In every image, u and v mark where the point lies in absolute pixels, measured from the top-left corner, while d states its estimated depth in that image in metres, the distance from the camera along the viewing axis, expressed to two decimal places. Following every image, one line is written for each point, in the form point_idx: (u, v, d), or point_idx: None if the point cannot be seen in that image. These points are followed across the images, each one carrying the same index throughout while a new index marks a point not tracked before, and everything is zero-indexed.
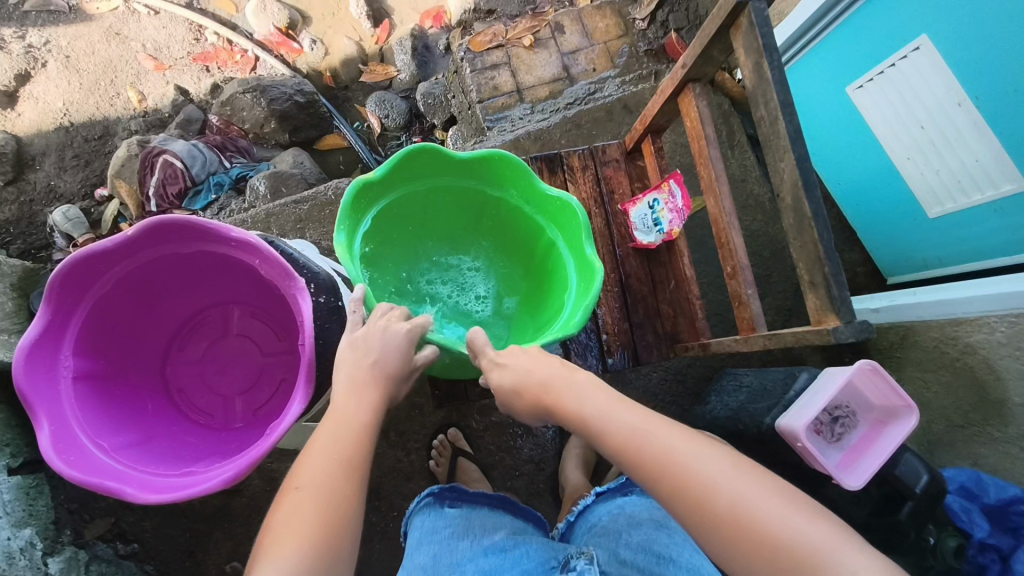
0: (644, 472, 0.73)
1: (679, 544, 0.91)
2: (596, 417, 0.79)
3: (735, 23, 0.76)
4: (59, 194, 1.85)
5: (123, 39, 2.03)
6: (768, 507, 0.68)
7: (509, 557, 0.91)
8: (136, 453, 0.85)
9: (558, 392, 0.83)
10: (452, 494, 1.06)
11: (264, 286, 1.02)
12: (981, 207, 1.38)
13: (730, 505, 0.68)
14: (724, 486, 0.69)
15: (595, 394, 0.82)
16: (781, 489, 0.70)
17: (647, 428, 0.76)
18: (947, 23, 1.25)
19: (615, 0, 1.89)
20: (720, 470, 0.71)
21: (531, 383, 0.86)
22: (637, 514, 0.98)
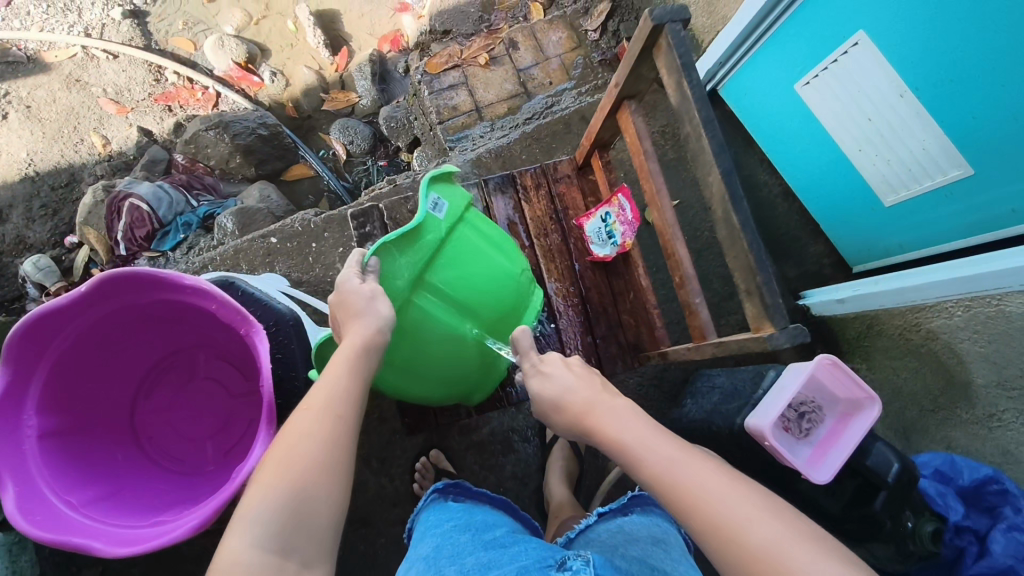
0: (672, 499, 0.72)
1: (675, 562, 0.82)
2: (632, 443, 0.77)
3: (656, 43, 0.79)
4: (28, 245, 1.86)
5: (83, 85, 2.04)
6: (799, 552, 0.65)
7: (509, 549, 0.82)
8: (105, 506, 0.85)
9: (601, 415, 0.81)
10: (457, 490, 1.03)
11: (227, 329, 1.03)
12: (933, 193, 1.41)
13: (763, 544, 0.66)
14: (753, 529, 0.67)
15: (630, 418, 0.80)
16: (817, 536, 0.67)
17: (681, 461, 0.74)
18: (882, 18, 1.28)
19: (566, 14, 1.93)
20: (752, 513, 0.68)
21: (575, 405, 0.84)
22: (636, 531, 0.89)
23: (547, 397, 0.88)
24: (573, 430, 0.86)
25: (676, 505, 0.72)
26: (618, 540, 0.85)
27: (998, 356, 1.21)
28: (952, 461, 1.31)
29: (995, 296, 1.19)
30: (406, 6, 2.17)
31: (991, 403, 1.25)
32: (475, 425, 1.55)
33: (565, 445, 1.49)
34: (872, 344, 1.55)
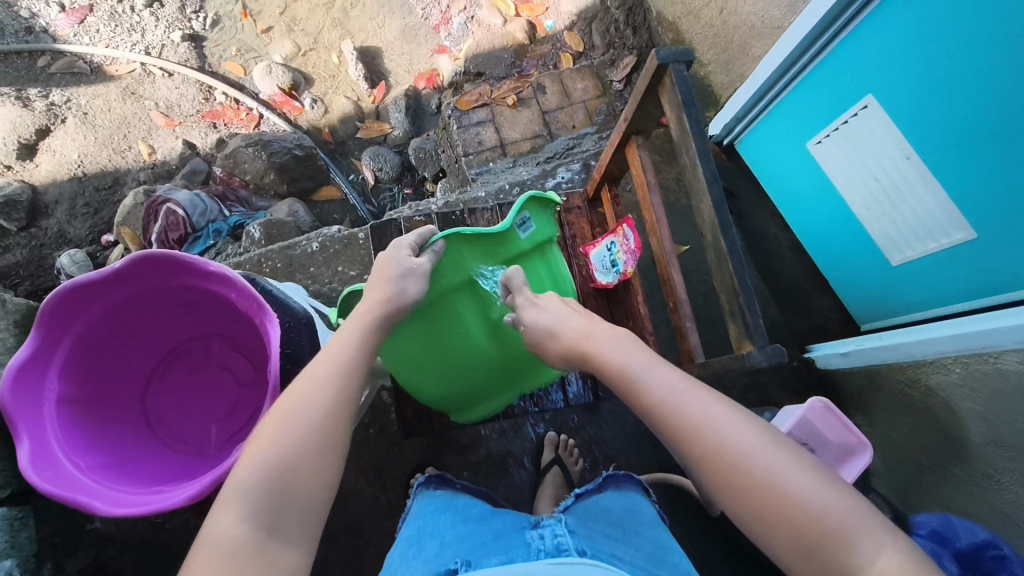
0: (669, 428, 0.76)
1: (645, 528, 0.88)
2: (633, 370, 0.82)
3: (661, 82, 0.86)
4: (68, 239, 1.97)
5: (138, 98, 2.19)
6: (794, 477, 0.68)
7: (485, 525, 0.89)
8: (110, 473, 0.90)
9: (597, 342, 0.89)
10: (439, 480, 1.05)
11: (239, 319, 1.09)
12: (936, 254, 1.43)
13: (765, 470, 0.69)
14: (760, 456, 0.70)
15: (630, 350, 0.86)
16: (817, 465, 0.70)
17: (686, 390, 0.77)
18: (888, 84, 1.35)
19: (593, 65, 2.05)
20: (756, 442, 0.71)
21: (569, 333, 0.93)
22: (609, 502, 0.93)
23: (540, 327, 0.97)
24: (568, 359, 0.94)
25: (674, 435, 0.75)
26: (590, 509, 0.90)
27: (994, 415, 1.21)
28: (949, 522, 1.25)
29: (990, 353, 1.21)
30: (444, 49, 2.31)
31: (988, 463, 1.24)
32: (473, 445, 1.57)
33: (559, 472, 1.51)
34: (874, 399, 1.55)
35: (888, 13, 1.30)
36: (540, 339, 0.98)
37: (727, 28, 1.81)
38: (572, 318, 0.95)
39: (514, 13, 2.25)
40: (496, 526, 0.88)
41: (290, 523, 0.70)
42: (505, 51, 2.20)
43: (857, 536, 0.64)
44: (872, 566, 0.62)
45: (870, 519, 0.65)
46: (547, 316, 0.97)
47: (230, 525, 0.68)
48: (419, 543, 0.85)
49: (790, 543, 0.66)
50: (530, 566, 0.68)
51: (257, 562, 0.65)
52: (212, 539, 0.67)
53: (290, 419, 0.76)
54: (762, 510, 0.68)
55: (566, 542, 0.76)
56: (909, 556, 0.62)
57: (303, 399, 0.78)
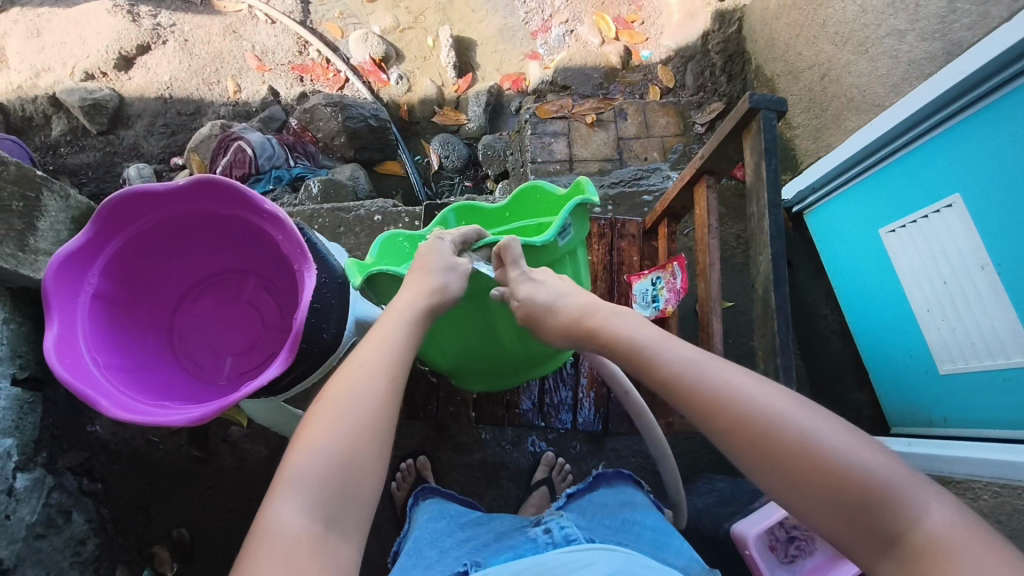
0: (692, 400, 0.75)
1: (641, 514, 0.94)
2: (647, 347, 0.82)
3: (747, 126, 0.84)
4: (140, 153, 2.04)
5: (238, 37, 2.26)
6: (832, 437, 0.67)
7: (484, 530, 0.95)
8: (124, 377, 0.91)
9: (602, 317, 0.90)
10: (425, 492, 1.11)
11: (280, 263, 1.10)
12: (990, 373, 1.36)
13: (798, 431, 0.68)
14: (792, 419, 0.69)
15: (637, 324, 0.87)
16: (849, 429, 0.69)
17: (698, 363, 0.78)
18: (980, 187, 1.30)
19: (679, 103, 2.03)
20: (786, 406, 0.71)
21: (572, 311, 0.94)
22: (604, 497, 0.99)
23: (539, 301, 0.95)
24: (571, 333, 0.93)
25: (696, 406, 0.75)
26: (585, 508, 0.96)
27: None
28: None
29: None
30: (537, 55, 2.32)
31: None
32: (470, 446, 1.56)
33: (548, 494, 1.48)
34: None
35: (997, 115, 1.25)
36: (535, 315, 0.96)
37: (824, 96, 1.77)
38: (573, 296, 0.97)
39: (614, 37, 2.28)
40: (496, 527, 0.95)
41: (346, 514, 0.70)
42: (595, 71, 2.20)
43: (903, 494, 0.63)
44: (922, 522, 0.61)
45: (915, 478, 0.64)
46: (545, 293, 0.96)
47: (289, 516, 0.68)
48: (420, 549, 0.90)
49: (831, 501, 0.64)
50: (544, 558, 0.76)
51: (321, 555, 0.65)
52: (270, 522, 0.67)
53: (344, 407, 0.76)
54: (800, 470, 0.66)
55: (573, 537, 0.83)
56: (953, 516, 0.61)
57: (355, 388, 0.79)
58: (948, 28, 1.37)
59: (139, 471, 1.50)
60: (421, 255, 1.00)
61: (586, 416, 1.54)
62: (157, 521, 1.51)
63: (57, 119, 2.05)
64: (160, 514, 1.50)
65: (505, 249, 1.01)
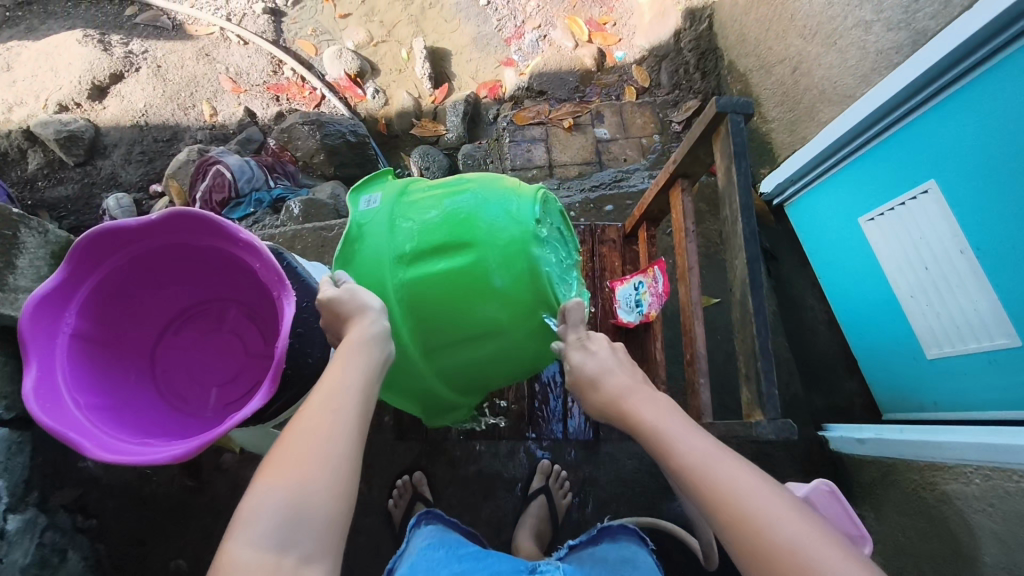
0: (694, 490, 0.75)
1: (641, 572, 0.93)
2: (666, 432, 0.81)
3: (716, 130, 0.85)
4: (119, 182, 2.03)
5: (210, 59, 2.25)
6: (820, 551, 0.66)
7: (482, 563, 0.93)
8: (106, 416, 0.90)
9: (636, 400, 0.88)
10: (428, 516, 1.10)
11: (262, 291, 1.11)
12: (976, 356, 1.37)
13: (789, 540, 0.67)
14: (784, 528, 0.68)
15: (664, 409, 0.86)
16: (846, 545, 0.68)
17: (711, 455, 0.77)
18: (955, 173, 1.31)
19: (656, 103, 2.04)
20: (782, 513, 0.70)
21: (613, 388, 0.91)
22: (606, 553, 0.98)
23: (586, 373, 0.93)
24: (608, 413, 0.93)
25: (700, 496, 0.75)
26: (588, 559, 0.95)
27: (1010, 536, 1.14)
28: None
29: (1016, 472, 1.14)
30: (512, 62, 2.32)
31: None
32: (465, 459, 1.56)
33: (544, 504, 1.48)
34: (884, 494, 1.48)
35: (968, 101, 1.26)
36: (583, 384, 0.95)
37: (797, 89, 1.78)
38: (617, 371, 0.94)
39: (587, 39, 2.28)
40: (492, 563, 0.92)
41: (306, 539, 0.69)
42: (570, 74, 2.20)
43: None
44: None
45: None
46: (595, 363, 0.94)
47: (242, 551, 0.67)
48: None
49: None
50: None
51: None
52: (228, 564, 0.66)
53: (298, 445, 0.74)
54: None
55: None
56: None
57: (316, 425, 0.76)
58: (913, 18, 1.38)
59: (134, 504, 1.50)
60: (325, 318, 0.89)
61: (576, 425, 1.53)
62: (154, 553, 1.49)
63: (33, 154, 2.03)
64: (157, 546, 1.49)
65: (569, 312, 0.93)
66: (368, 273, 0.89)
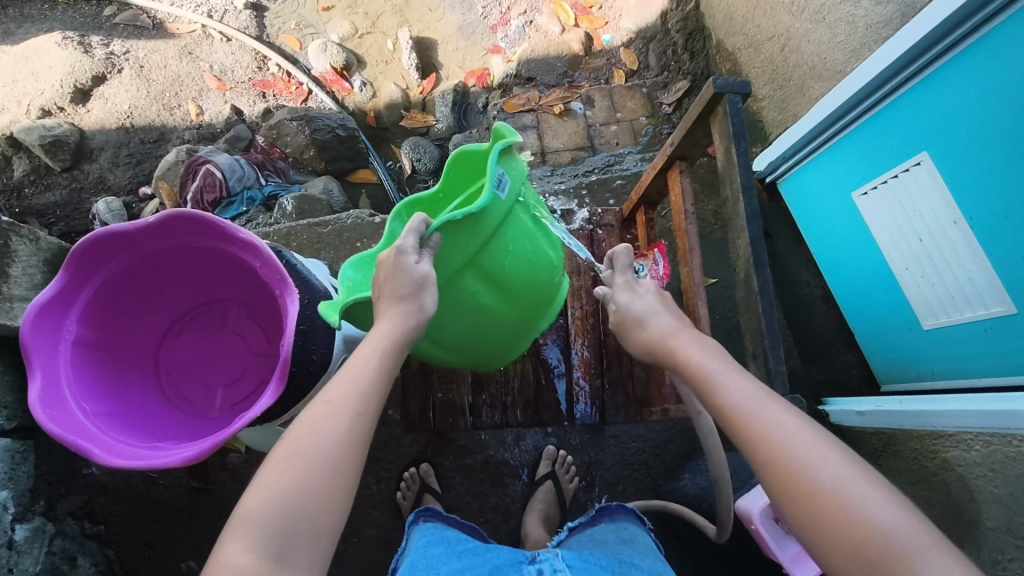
0: (738, 432, 0.75)
1: (641, 553, 0.92)
2: (713, 373, 0.80)
3: (714, 110, 0.85)
4: (107, 186, 2.01)
5: (194, 58, 2.22)
6: (862, 492, 0.65)
7: (481, 558, 0.92)
8: (113, 422, 0.90)
9: (682, 342, 0.87)
10: (428, 514, 1.11)
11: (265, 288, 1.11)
12: (972, 325, 1.38)
13: (832, 482, 0.67)
14: (829, 471, 0.67)
15: (712, 352, 0.85)
16: (891, 488, 0.67)
17: (756, 398, 0.76)
18: (946, 144, 1.32)
19: (645, 85, 2.04)
20: (826, 455, 0.69)
21: (658, 330, 0.92)
22: (604, 535, 0.97)
23: (632, 314, 0.96)
24: (651, 353, 0.93)
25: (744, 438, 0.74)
26: (586, 544, 0.94)
27: (1011, 499, 1.16)
28: None
29: (1015, 437, 1.16)
30: (499, 49, 2.31)
31: (997, 548, 1.18)
32: (470, 449, 1.57)
33: (551, 489, 1.49)
34: (885, 464, 1.51)
35: (957, 72, 1.27)
36: (628, 322, 0.97)
37: (787, 66, 1.78)
38: (659, 314, 0.94)
39: (574, 23, 2.26)
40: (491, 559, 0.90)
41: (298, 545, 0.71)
42: (558, 60, 2.19)
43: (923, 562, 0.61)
44: None
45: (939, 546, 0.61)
46: (640, 305, 0.96)
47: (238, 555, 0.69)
48: None
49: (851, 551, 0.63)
50: None
51: None
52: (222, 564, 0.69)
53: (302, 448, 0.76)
54: (825, 525, 0.65)
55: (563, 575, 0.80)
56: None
57: (316, 424, 0.78)
58: None
59: (141, 508, 1.50)
60: (381, 275, 0.89)
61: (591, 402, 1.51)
62: (164, 555, 1.49)
63: (18, 160, 2.00)
64: (167, 549, 1.49)
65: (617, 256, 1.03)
66: (456, 243, 0.87)
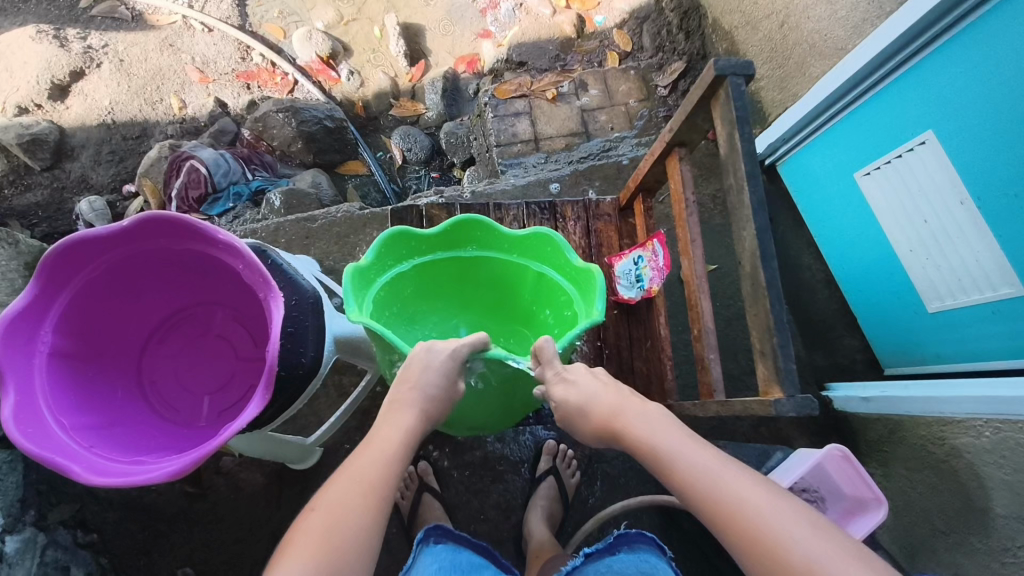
0: (706, 508, 0.75)
1: None
2: (670, 454, 0.81)
3: (715, 93, 0.80)
4: (90, 185, 1.95)
5: (175, 50, 2.16)
6: (818, 548, 0.67)
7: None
8: (94, 436, 0.87)
9: (630, 419, 0.87)
10: (437, 532, 1.05)
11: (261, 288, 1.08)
12: (979, 308, 1.35)
13: (805, 558, 0.66)
14: (800, 544, 0.67)
15: (663, 425, 0.85)
16: (861, 551, 0.67)
17: (719, 473, 0.76)
18: (952, 122, 1.27)
19: (640, 67, 1.98)
20: (795, 527, 0.69)
21: (603, 410, 0.90)
22: (625, 572, 0.93)
23: (573, 406, 0.92)
24: (601, 435, 0.92)
25: (713, 520, 0.74)
26: None
27: None
28: None
29: None
30: (489, 33, 2.25)
31: (1009, 536, 1.16)
32: (469, 446, 1.54)
33: (552, 485, 1.47)
34: (892, 451, 1.48)
35: (964, 47, 1.22)
36: (570, 416, 0.95)
37: (785, 44, 1.72)
38: (604, 393, 0.92)
39: (565, 5, 2.21)
40: None
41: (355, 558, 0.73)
42: (549, 43, 2.14)
43: None
44: None
45: None
46: (579, 394, 0.92)
47: None
48: None
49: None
50: None
51: None
52: None
53: (332, 512, 0.76)
54: None
55: None
56: None
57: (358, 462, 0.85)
58: None
59: (134, 515, 1.47)
60: (410, 366, 0.93)
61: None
62: (160, 562, 1.46)
63: None
64: (163, 555, 1.46)
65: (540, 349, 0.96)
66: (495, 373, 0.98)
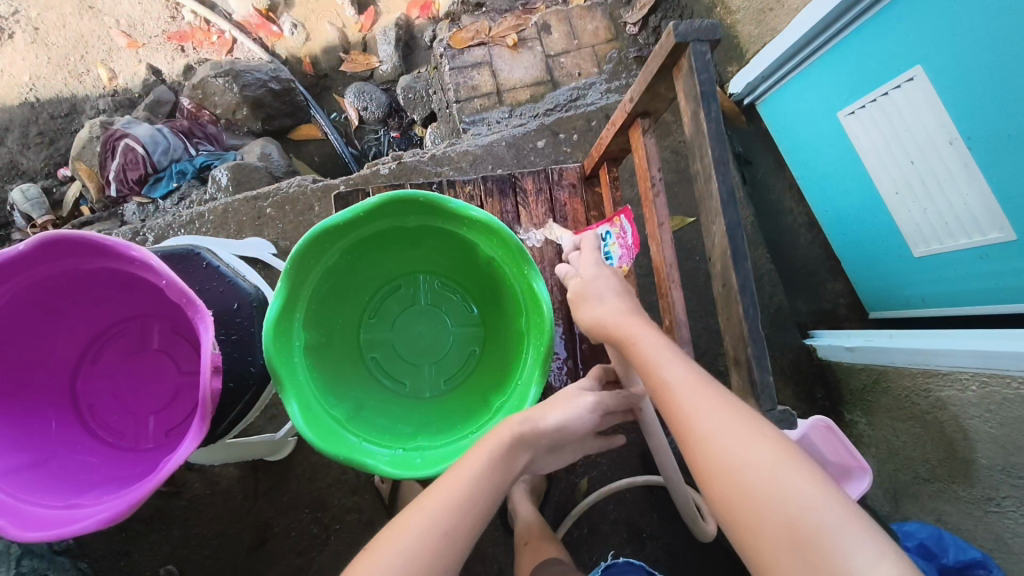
0: (665, 411, 0.69)
1: None
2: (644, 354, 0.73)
3: (677, 62, 0.69)
4: (21, 171, 1.80)
5: (96, 13, 1.94)
6: (761, 455, 0.61)
7: None
8: (25, 479, 0.80)
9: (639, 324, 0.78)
10: None
11: None
12: (967, 252, 1.29)
13: (748, 466, 0.60)
14: (745, 457, 0.61)
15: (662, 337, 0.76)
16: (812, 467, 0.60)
17: (685, 378, 0.69)
18: (944, 56, 1.17)
19: (606, 2, 1.82)
20: (743, 441, 0.62)
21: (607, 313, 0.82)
22: None
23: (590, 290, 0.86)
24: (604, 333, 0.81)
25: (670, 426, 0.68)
26: None
27: (1008, 441, 1.10)
28: (941, 535, 1.19)
29: (1014, 378, 1.09)
30: None
31: (992, 486, 1.14)
32: None
33: None
34: (875, 401, 1.45)
35: None
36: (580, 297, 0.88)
37: None
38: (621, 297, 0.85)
39: None
40: None
41: None
42: None
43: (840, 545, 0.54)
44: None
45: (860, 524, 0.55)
46: (599, 286, 0.87)
47: None
48: None
49: (777, 535, 0.56)
50: None
51: None
52: None
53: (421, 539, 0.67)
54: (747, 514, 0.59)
55: None
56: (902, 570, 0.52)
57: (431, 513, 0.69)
58: None
59: None
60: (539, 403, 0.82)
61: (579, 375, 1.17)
62: (140, 562, 1.43)
63: None
64: (143, 555, 1.44)
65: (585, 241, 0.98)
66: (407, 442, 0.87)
